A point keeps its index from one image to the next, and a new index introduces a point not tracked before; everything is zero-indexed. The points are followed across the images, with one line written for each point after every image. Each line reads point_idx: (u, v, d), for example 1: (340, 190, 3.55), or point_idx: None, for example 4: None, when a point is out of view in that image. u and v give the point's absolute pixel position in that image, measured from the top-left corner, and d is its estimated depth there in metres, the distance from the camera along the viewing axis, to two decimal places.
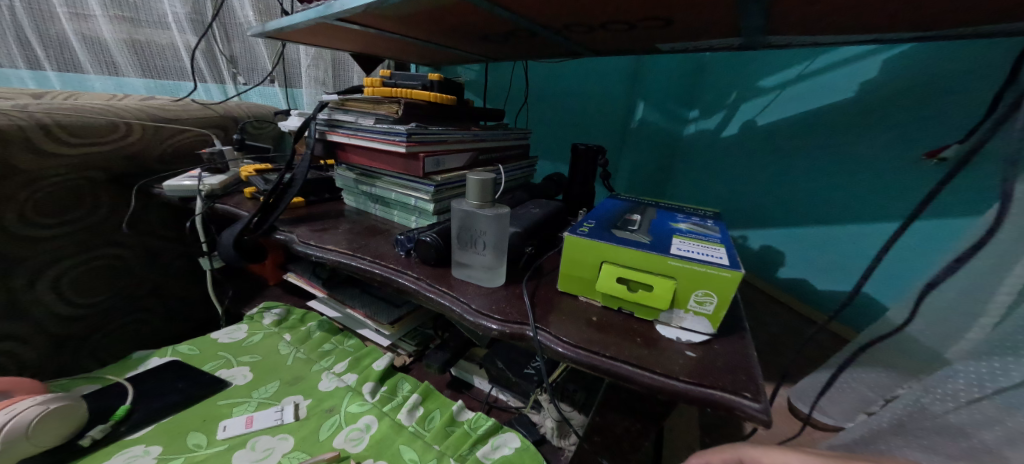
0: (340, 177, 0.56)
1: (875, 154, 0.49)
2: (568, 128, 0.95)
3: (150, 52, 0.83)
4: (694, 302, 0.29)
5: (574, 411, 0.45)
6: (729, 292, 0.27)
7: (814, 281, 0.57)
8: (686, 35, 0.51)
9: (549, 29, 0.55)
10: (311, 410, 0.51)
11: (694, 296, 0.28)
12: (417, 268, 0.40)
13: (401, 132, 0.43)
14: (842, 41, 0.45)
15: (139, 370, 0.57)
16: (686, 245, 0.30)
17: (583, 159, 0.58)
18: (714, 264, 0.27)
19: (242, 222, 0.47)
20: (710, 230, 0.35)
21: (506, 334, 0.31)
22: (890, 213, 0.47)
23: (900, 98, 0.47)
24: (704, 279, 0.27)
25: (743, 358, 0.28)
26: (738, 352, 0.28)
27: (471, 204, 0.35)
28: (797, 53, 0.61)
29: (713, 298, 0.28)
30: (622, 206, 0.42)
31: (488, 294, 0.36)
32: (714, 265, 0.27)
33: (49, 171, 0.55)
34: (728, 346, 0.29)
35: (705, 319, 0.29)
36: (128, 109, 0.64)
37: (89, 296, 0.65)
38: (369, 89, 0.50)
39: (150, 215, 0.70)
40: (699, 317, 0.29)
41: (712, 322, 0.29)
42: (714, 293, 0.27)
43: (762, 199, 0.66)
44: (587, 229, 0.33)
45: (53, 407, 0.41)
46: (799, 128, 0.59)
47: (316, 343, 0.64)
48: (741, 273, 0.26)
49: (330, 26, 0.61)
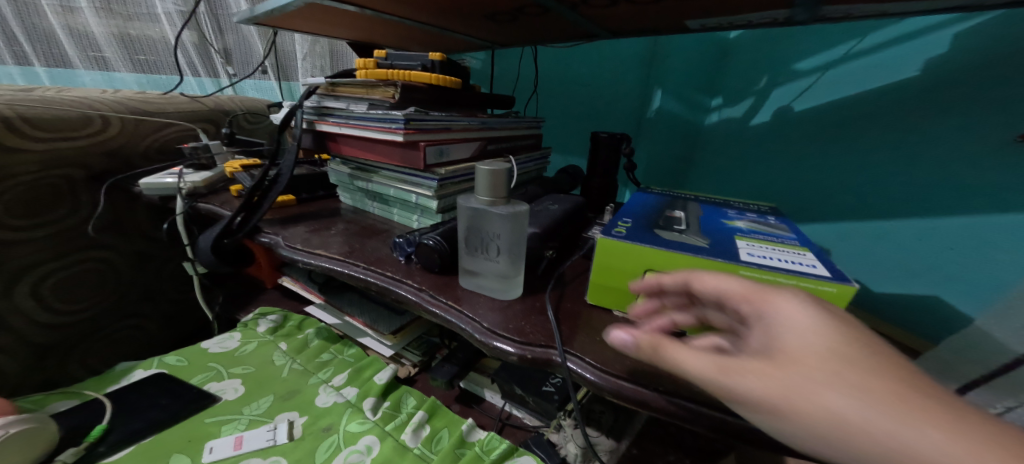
0: (333, 172, 0.51)
1: (942, 140, 0.43)
2: (579, 119, 0.89)
3: (140, 47, 0.77)
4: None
5: (601, 436, 0.41)
6: None
7: (868, 282, 0.51)
8: (725, 9, 0.45)
9: (566, 4, 0.49)
10: (306, 429, 0.46)
11: None
12: (419, 276, 0.35)
13: (398, 118, 0.38)
14: (915, 10, 0.39)
15: (121, 384, 0.53)
16: (758, 250, 0.25)
17: (604, 148, 0.52)
18: (810, 276, 0.22)
19: (222, 223, 0.42)
20: (776, 230, 0.30)
21: (527, 359, 0.26)
22: (969, 206, 0.41)
23: (976, 76, 0.41)
24: None
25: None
26: None
27: (481, 201, 0.29)
28: (842, 30, 0.54)
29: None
30: (658, 201, 0.37)
31: (503, 308, 0.31)
32: (814, 277, 0.22)
33: (18, 169, 0.50)
34: None
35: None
36: (104, 101, 0.59)
37: (73, 303, 0.60)
38: (362, 72, 0.44)
39: (135, 217, 0.66)
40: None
41: None
42: None
43: (803, 191, 0.60)
44: (625, 230, 0.28)
45: (13, 432, 0.37)
46: (847, 113, 0.53)
47: (314, 353, 0.59)
48: (853, 288, 0.20)
49: (321, 8, 0.55)
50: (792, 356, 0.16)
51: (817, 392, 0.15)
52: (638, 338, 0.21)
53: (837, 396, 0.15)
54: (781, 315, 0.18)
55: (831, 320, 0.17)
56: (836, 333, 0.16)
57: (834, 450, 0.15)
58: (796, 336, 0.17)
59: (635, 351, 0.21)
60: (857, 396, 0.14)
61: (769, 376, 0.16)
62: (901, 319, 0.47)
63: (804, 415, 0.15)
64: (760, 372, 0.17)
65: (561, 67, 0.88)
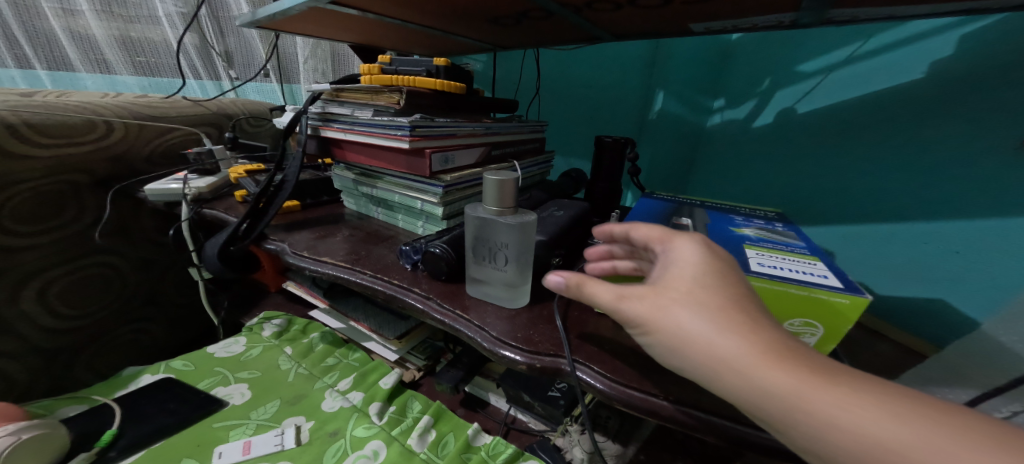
0: (338, 177, 0.51)
1: (947, 144, 0.43)
2: (582, 121, 0.89)
3: (141, 49, 0.77)
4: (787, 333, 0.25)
5: (608, 440, 0.41)
6: (844, 322, 0.22)
7: (873, 285, 0.51)
8: (729, 12, 0.45)
9: (570, 8, 0.49)
10: (313, 434, 0.46)
11: (791, 326, 0.24)
12: (426, 284, 0.35)
13: (404, 125, 0.37)
14: (921, 13, 0.39)
15: (129, 389, 0.53)
16: (768, 259, 0.26)
17: (609, 152, 0.52)
18: (821, 287, 0.22)
19: (229, 230, 0.42)
20: (784, 238, 0.31)
21: (536, 368, 0.26)
22: (975, 210, 0.41)
23: (981, 80, 0.41)
24: (809, 306, 0.23)
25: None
26: None
27: (489, 211, 0.30)
28: (845, 32, 0.54)
29: (817, 329, 0.24)
30: (664, 207, 0.39)
31: (511, 317, 0.31)
32: (825, 288, 0.22)
33: (23, 175, 0.50)
34: None
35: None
36: (108, 106, 0.59)
37: (80, 308, 0.60)
38: (367, 78, 0.44)
39: (140, 222, 0.66)
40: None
41: None
42: (819, 324, 0.23)
43: (806, 195, 0.60)
44: None
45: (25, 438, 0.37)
46: (851, 115, 0.53)
47: (319, 357, 0.59)
48: (865, 300, 0.21)
49: (324, 12, 0.55)
50: (671, 285, 0.21)
51: (678, 310, 0.20)
52: (570, 280, 0.25)
53: (692, 313, 0.19)
54: (677, 258, 0.23)
55: (711, 263, 0.22)
56: (707, 271, 0.21)
57: (680, 357, 0.20)
58: (679, 271, 0.22)
59: (565, 289, 0.25)
60: (702, 314, 0.19)
61: (648, 297, 0.21)
62: (909, 324, 0.46)
63: (664, 329, 0.20)
64: (645, 296, 0.21)
65: (563, 69, 0.88)
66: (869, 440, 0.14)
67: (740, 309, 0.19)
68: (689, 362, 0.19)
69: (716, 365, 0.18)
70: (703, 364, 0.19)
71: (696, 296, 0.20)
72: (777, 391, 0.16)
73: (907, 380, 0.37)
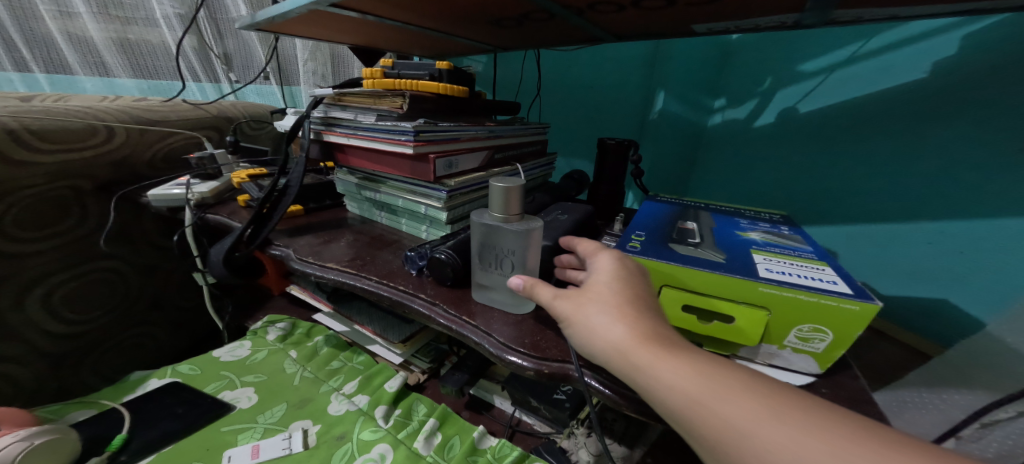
0: (340, 181, 0.51)
1: (950, 143, 0.44)
2: (583, 121, 0.89)
3: (140, 52, 0.77)
4: (796, 339, 0.25)
5: (614, 443, 0.42)
6: (853, 328, 0.23)
7: (876, 285, 0.51)
8: (736, 13, 0.45)
9: (572, 10, 0.49)
10: (321, 437, 0.46)
11: (799, 332, 0.24)
12: (431, 289, 0.35)
13: (407, 130, 0.37)
14: (929, 12, 0.39)
15: (136, 394, 0.53)
16: (776, 265, 0.26)
17: (612, 155, 0.52)
18: (831, 293, 0.22)
19: (233, 236, 0.42)
20: (791, 241, 0.31)
21: (544, 374, 0.26)
22: (978, 211, 0.41)
23: (983, 81, 0.41)
24: (818, 311, 0.23)
25: (864, 406, 0.24)
26: (852, 399, 0.24)
27: (495, 217, 0.30)
28: (848, 32, 0.54)
29: (826, 335, 0.24)
30: (670, 211, 0.39)
31: (517, 323, 0.31)
32: (836, 294, 0.22)
33: (24, 181, 0.50)
34: (837, 392, 0.25)
35: (810, 357, 0.25)
36: (109, 111, 0.59)
37: (84, 313, 0.60)
38: (369, 82, 0.44)
39: (142, 226, 0.66)
40: (801, 354, 0.26)
41: (819, 361, 0.25)
42: (828, 329, 0.23)
43: (808, 195, 0.60)
44: (640, 245, 0.30)
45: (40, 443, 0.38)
46: (853, 115, 0.53)
47: (324, 361, 0.59)
48: (876, 306, 0.21)
49: (324, 14, 0.55)
50: (591, 288, 0.25)
51: (590, 308, 0.24)
52: (526, 283, 0.28)
53: (599, 310, 0.23)
54: (598, 266, 0.27)
55: (624, 269, 0.26)
56: (619, 275, 0.25)
57: (587, 345, 0.24)
58: (597, 276, 0.26)
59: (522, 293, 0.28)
60: (605, 309, 0.23)
61: (571, 297, 0.25)
62: (914, 324, 0.47)
63: (578, 323, 0.24)
64: (569, 296, 0.26)
65: (564, 70, 0.88)
66: (689, 399, 0.19)
67: (634, 304, 0.23)
68: (591, 348, 0.23)
69: (606, 349, 0.22)
70: (601, 350, 0.23)
71: (605, 297, 0.24)
72: (641, 367, 0.21)
73: (911, 381, 0.37)
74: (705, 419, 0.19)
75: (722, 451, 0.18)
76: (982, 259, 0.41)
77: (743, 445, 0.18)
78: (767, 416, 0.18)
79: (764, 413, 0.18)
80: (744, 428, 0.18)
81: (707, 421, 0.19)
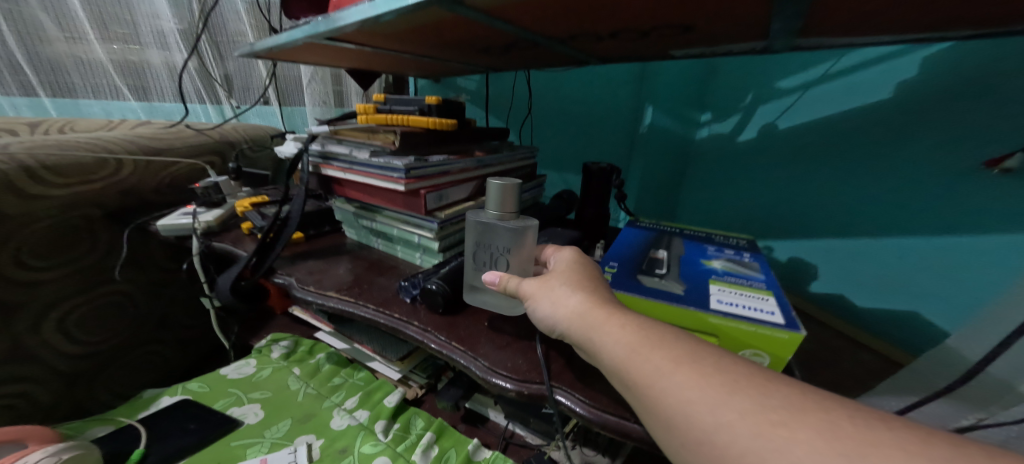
0: (339, 210, 0.54)
1: (917, 159, 0.46)
2: (573, 136, 0.93)
3: (144, 74, 0.80)
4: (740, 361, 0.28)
5: (598, 455, 0.46)
6: (785, 353, 0.25)
7: (853, 297, 0.54)
8: (706, 40, 0.48)
9: (555, 40, 0.52)
10: (324, 451, 0.49)
11: (742, 355, 0.27)
12: (424, 316, 0.38)
13: (399, 169, 0.40)
14: (881, 40, 0.42)
15: (150, 411, 0.56)
16: (727, 296, 0.29)
17: (595, 178, 0.55)
18: (766, 324, 0.25)
19: (240, 264, 0.45)
20: (747, 270, 0.33)
21: (525, 395, 0.30)
22: (946, 227, 0.44)
23: (943, 100, 0.44)
24: (756, 339, 0.26)
25: None
26: None
27: (491, 215, 0.33)
28: (817, 53, 0.58)
29: (764, 358, 0.27)
30: (645, 237, 0.42)
31: (503, 348, 0.34)
32: (769, 325, 0.25)
33: (39, 214, 0.52)
34: None
35: None
36: (116, 142, 0.62)
37: (97, 334, 0.63)
38: (363, 118, 0.48)
39: (151, 250, 0.68)
40: None
41: None
42: (766, 354, 0.26)
43: (791, 210, 0.62)
44: (610, 278, 0.32)
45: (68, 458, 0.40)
46: (828, 133, 0.56)
47: (326, 377, 0.62)
48: (800, 336, 0.24)
49: (320, 46, 0.58)
50: (556, 271, 0.32)
51: (554, 284, 0.30)
52: (501, 279, 0.32)
53: (562, 285, 0.29)
54: (558, 259, 0.34)
55: (581, 257, 0.34)
56: (577, 263, 0.32)
57: (547, 314, 0.28)
58: (560, 264, 0.33)
59: (498, 288, 0.32)
60: (567, 284, 0.29)
61: (539, 277, 0.31)
62: (891, 334, 0.49)
63: (539, 297, 0.29)
64: (536, 279, 0.31)
65: (553, 88, 0.91)
66: (629, 349, 0.24)
67: (589, 282, 0.30)
68: (553, 317, 0.28)
69: (567, 314, 0.27)
70: (561, 315, 0.28)
71: (567, 277, 0.30)
72: (594, 325, 0.26)
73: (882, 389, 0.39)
74: (639, 365, 0.23)
75: (650, 395, 0.22)
76: (946, 270, 0.44)
77: (665, 387, 0.22)
78: (687, 361, 0.22)
79: (681, 361, 0.22)
80: (666, 372, 0.22)
81: (642, 366, 0.23)
